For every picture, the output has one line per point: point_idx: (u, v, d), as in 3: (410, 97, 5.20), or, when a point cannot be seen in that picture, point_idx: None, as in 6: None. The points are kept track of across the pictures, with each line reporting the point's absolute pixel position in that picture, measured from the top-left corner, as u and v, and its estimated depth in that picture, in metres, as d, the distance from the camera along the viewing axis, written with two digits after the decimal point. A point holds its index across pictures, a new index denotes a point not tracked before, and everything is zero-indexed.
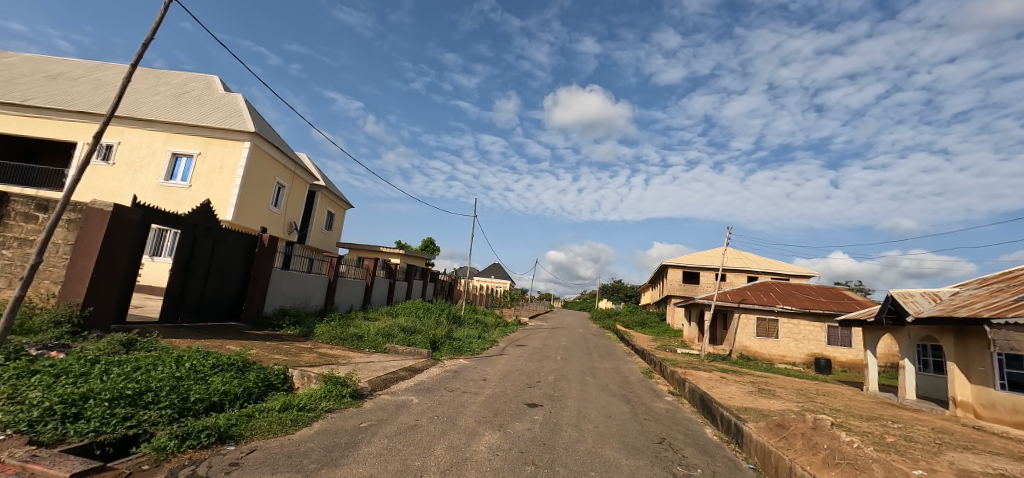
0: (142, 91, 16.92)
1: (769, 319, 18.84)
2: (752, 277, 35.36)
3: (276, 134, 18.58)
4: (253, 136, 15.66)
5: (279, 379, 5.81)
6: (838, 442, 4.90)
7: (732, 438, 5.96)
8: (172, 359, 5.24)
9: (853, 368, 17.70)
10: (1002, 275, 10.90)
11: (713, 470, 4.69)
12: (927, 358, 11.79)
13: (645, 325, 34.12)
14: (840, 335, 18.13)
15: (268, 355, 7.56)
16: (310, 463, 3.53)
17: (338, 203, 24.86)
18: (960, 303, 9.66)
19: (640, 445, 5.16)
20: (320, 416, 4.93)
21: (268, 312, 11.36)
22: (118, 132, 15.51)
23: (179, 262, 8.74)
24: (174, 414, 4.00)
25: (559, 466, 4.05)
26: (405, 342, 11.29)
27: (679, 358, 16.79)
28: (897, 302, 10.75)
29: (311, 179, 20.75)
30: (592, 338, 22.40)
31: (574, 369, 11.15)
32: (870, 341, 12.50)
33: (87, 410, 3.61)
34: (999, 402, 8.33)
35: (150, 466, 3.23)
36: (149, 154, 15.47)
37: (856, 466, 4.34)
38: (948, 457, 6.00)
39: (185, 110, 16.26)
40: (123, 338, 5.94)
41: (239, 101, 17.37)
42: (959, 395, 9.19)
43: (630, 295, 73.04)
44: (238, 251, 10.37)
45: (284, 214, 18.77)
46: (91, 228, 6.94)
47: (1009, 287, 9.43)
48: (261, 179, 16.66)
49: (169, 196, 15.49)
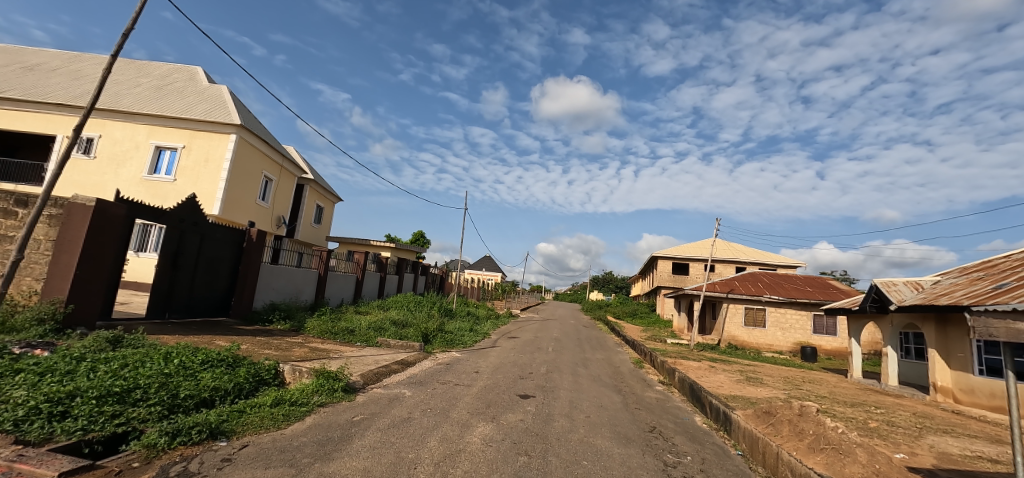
0: (123, 83, 16.49)
1: (756, 308, 19.18)
2: (740, 268, 35.96)
3: (262, 127, 18.28)
4: (239, 128, 15.41)
5: (270, 374, 5.76)
6: (824, 428, 5.01)
7: (721, 426, 6.09)
8: (161, 356, 5.13)
9: (837, 356, 18.10)
10: (981, 263, 11.20)
11: (702, 457, 4.78)
12: (909, 345, 12.12)
13: (635, 316, 34.55)
14: (825, 324, 18.50)
15: (259, 350, 7.54)
16: (303, 457, 3.54)
17: (327, 196, 24.57)
18: (941, 292, 9.89)
19: (632, 434, 5.25)
20: (313, 410, 4.94)
21: (258, 307, 11.24)
22: (100, 125, 15.15)
23: (166, 258, 8.60)
24: (164, 411, 3.98)
25: (552, 456, 4.13)
26: (397, 335, 11.29)
27: (670, 348, 17.01)
28: (881, 291, 10.98)
29: (300, 172, 20.44)
30: (583, 329, 22.48)
31: (566, 360, 11.30)
32: (854, 330, 12.76)
33: (73, 409, 3.55)
34: (978, 387, 8.62)
35: (140, 463, 3.21)
36: (132, 147, 15.14)
37: (841, 451, 4.49)
38: (927, 440, 6.20)
39: (167, 101, 15.90)
40: (109, 336, 5.82)
41: (223, 92, 17.01)
42: (939, 381, 9.48)
43: (622, 287, 74.13)
44: (226, 246, 10.21)
45: (272, 208, 18.50)
46: (73, 223, 6.80)
47: (988, 275, 9.66)
48: (248, 172, 16.40)
49: (154, 190, 15.17)
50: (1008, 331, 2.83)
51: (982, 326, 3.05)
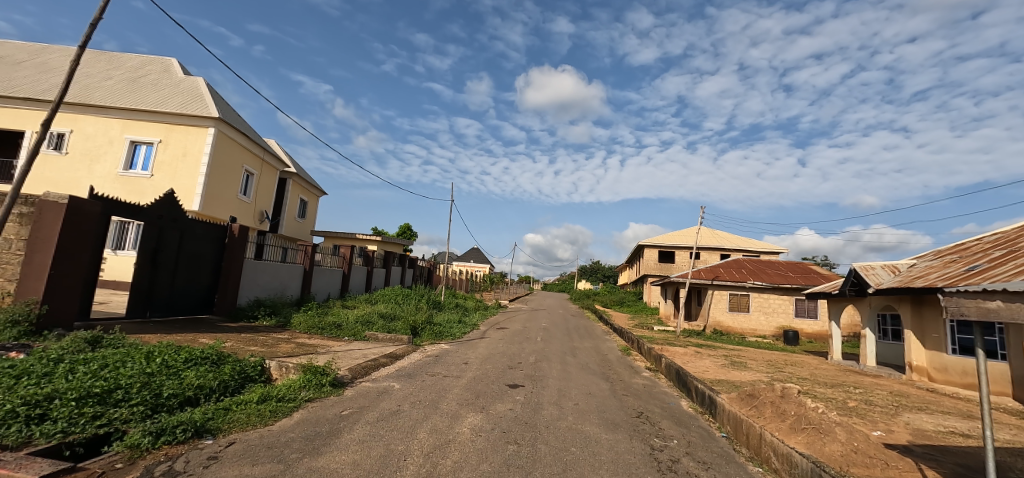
0: (94, 76, 15.92)
1: (740, 294, 19.56)
2: (725, 255, 36.58)
3: (242, 120, 17.83)
4: (217, 121, 15.02)
5: (256, 371, 5.70)
6: (804, 408, 5.16)
7: (707, 409, 6.23)
8: (143, 355, 5.04)
9: (818, 339, 18.59)
10: (955, 246, 11.55)
11: (688, 440, 4.90)
12: (886, 327, 12.51)
13: (623, 304, 34.93)
14: (806, 308, 18.96)
15: (244, 347, 7.45)
16: (291, 452, 3.53)
17: (311, 190, 24.17)
18: (917, 274, 10.18)
19: (619, 420, 5.34)
20: (301, 405, 4.91)
21: (243, 304, 11.07)
22: (70, 119, 14.63)
23: (145, 255, 8.40)
24: (147, 411, 3.92)
25: (541, 444, 4.18)
26: (386, 328, 11.25)
27: (657, 336, 17.27)
28: (860, 275, 11.28)
29: (282, 166, 20.05)
30: (572, 319, 22.65)
31: (555, 349, 11.40)
32: (835, 313, 13.10)
33: (52, 411, 3.48)
34: (951, 365, 8.96)
35: (124, 463, 3.17)
36: (106, 142, 14.66)
37: (821, 430, 4.63)
38: (903, 417, 6.44)
39: (142, 94, 15.40)
40: (87, 336, 5.69)
41: (200, 85, 16.52)
42: (915, 360, 9.83)
43: (610, 276, 74.85)
44: (207, 242, 10.00)
45: (254, 202, 18.13)
46: (45, 222, 6.59)
47: (962, 258, 9.97)
48: (228, 166, 16.02)
49: (130, 186, 14.74)
50: (980, 310, 2.94)
51: (955, 305, 3.15)
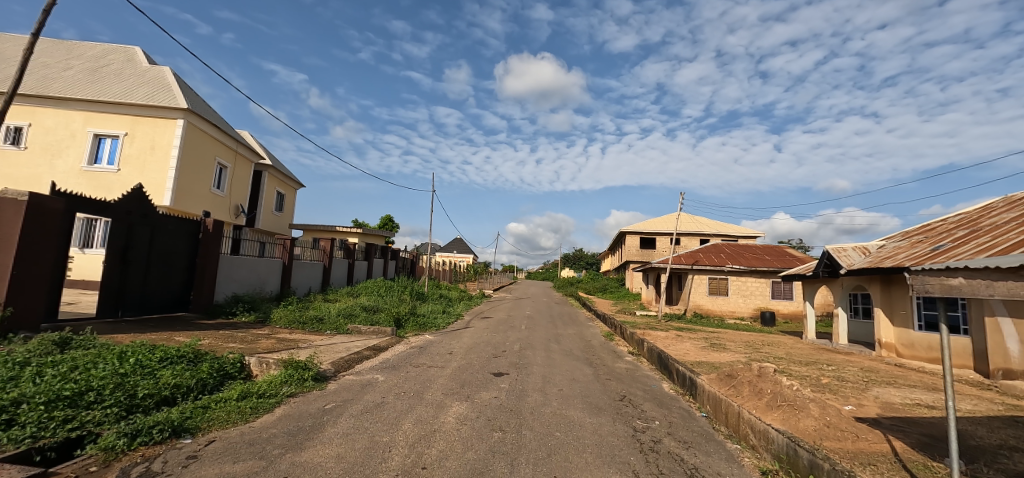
0: (52, 66, 15.11)
1: (719, 278, 19.99)
2: (704, 240, 37.24)
3: (212, 111, 17.20)
4: (186, 112, 14.47)
5: (235, 368, 5.60)
6: (780, 386, 5.33)
7: (687, 390, 6.39)
8: (115, 356, 4.88)
9: (793, 319, 19.19)
10: (922, 227, 11.99)
11: (669, 421, 5.02)
12: (857, 305, 12.97)
13: (605, 291, 35.35)
14: (782, 290, 19.52)
15: (222, 344, 7.28)
16: (273, 448, 3.48)
17: (288, 182, 23.58)
18: (886, 255, 10.56)
19: (603, 404, 5.44)
20: (282, 401, 4.84)
21: (220, 300, 10.81)
22: (28, 112, 13.90)
23: (115, 254, 8.11)
24: (122, 412, 3.80)
25: (526, 430, 4.23)
26: (369, 320, 11.17)
27: (639, 321, 17.55)
28: (833, 256, 11.63)
29: (257, 158, 19.47)
30: (555, 306, 22.80)
31: (539, 337, 11.49)
32: (809, 294, 13.51)
33: (20, 416, 3.35)
34: (917, 341, 9.39)
35: (98, 467, 3.08)
36: (68, 136, 14.00)
37: (796, 407, 4.80)
38: (873, 392, 6.73)
39: (104, 85, 14.70)
40: (56, 338, 5.49)
41: (166, 74, 15.83)
42: (884, 337, 10.25)
43: (592, 264, 75.57)
44: (180, 237, 9.68)
45: (229, 196, 17.60)
46: (5, 221, 6.28)
47: (928, 238, 10.36)
48: (199, 159, 15.48)
49: (95, 181, 14.12)
50: (943, 287, 3.08)
51: (920, 283, 3.27)
